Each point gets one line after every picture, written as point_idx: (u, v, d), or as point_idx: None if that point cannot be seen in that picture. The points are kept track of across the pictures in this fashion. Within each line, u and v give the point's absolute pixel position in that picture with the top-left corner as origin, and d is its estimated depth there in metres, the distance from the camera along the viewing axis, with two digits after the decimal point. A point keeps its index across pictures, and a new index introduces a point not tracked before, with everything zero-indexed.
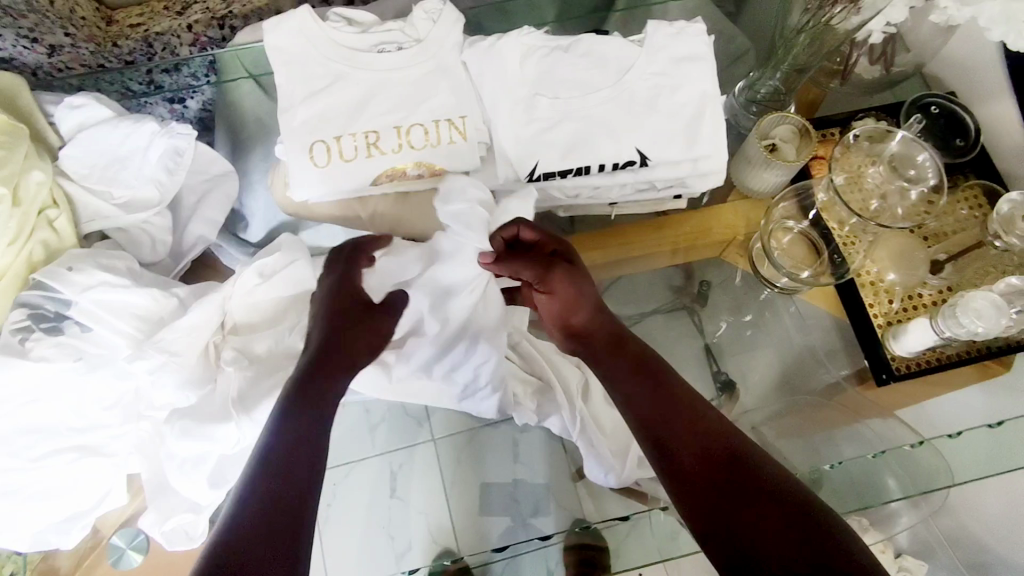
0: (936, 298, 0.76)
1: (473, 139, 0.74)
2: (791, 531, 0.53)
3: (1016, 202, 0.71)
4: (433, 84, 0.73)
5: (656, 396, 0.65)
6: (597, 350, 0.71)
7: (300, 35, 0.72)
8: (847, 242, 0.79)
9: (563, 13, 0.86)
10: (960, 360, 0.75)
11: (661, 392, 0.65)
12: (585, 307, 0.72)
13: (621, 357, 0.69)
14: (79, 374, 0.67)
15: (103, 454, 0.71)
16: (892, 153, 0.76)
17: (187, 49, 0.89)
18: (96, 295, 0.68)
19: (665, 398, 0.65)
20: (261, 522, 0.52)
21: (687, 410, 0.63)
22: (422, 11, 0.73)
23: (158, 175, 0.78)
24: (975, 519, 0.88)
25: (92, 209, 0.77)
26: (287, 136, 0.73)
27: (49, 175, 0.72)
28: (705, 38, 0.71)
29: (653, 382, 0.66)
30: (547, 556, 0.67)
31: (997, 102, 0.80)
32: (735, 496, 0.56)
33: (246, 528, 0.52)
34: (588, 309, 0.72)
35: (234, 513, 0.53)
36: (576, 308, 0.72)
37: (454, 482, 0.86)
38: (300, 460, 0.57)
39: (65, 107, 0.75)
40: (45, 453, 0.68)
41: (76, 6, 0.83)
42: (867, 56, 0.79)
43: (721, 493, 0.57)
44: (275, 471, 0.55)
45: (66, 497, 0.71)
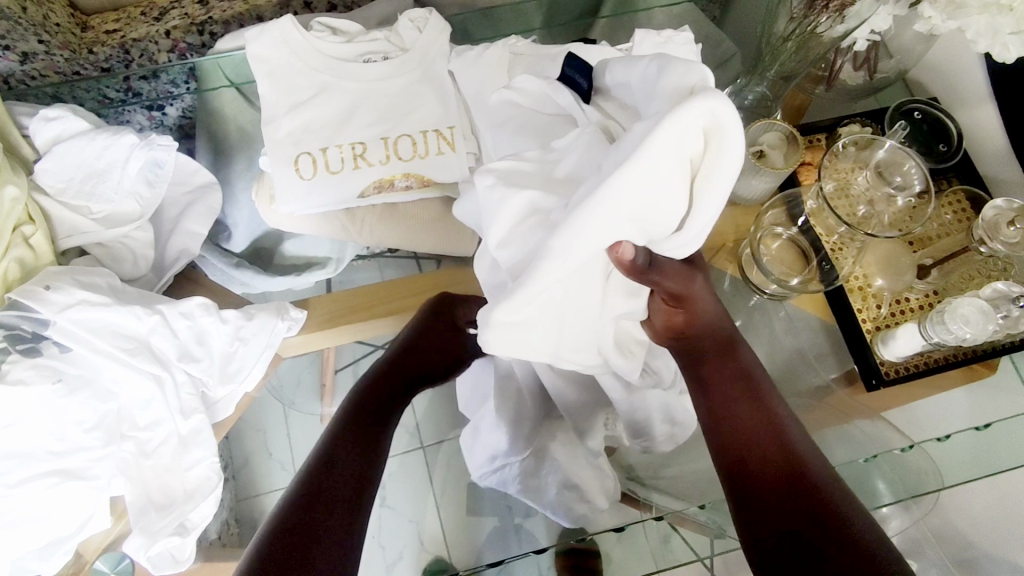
0: (923, 302, 0.77)
1: (461, 148, 0.72)
2: (807, 540, 0.53)
3: (1001, 208, 0.72)
4: (421, 93, 0.73)
5: (742, 406, 0.64)
6: (704, 357, 0.67)
7: (283, 45, 0.71)
8: (835, 249, 0.79)
9: (551, 20, 0.85)
10: (947, 364, 0.76)
11: (754, 405, 0.63)
12: (709, 315, 0.65)
13: (727, 371, 0.66)
14: (57, 397, 0.64)
15: (85, 479, 0.67)
16: (880, 160, 0.76)
17: (166, 55, 0.88)
18: (75, 315, 0.65)
19: (742, 411, 0.63)
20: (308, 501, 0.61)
21: (768, 421, 0.62)
22: (408, 19, 0.72)
23: (139, 188, 0.76)
24: (961, 515, 0.90)
25: (69, 224, 0.74)
26: (272, 148, 0.72)
27: (23, 190, 0.70)
28: (693, 48, 0.72)
29: (751, 395, 0.64)
30: (538, 561, 0.67)
31: (977, 108, 0.81)
32: (784, 498, 0.56)
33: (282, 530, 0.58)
34: (704, 313, 0.65)
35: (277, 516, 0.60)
36: (693, 312, 0.64)
37: (443, 490, 0.88)
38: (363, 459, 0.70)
39: (41, 119, 0.73)
40: (21, 480, 0.64)
41: (50, 13, 0.80)
42: (850, 64, 0.80)
43: (763, 496, 0.57)
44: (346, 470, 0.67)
45: (46, 526, 0.67)
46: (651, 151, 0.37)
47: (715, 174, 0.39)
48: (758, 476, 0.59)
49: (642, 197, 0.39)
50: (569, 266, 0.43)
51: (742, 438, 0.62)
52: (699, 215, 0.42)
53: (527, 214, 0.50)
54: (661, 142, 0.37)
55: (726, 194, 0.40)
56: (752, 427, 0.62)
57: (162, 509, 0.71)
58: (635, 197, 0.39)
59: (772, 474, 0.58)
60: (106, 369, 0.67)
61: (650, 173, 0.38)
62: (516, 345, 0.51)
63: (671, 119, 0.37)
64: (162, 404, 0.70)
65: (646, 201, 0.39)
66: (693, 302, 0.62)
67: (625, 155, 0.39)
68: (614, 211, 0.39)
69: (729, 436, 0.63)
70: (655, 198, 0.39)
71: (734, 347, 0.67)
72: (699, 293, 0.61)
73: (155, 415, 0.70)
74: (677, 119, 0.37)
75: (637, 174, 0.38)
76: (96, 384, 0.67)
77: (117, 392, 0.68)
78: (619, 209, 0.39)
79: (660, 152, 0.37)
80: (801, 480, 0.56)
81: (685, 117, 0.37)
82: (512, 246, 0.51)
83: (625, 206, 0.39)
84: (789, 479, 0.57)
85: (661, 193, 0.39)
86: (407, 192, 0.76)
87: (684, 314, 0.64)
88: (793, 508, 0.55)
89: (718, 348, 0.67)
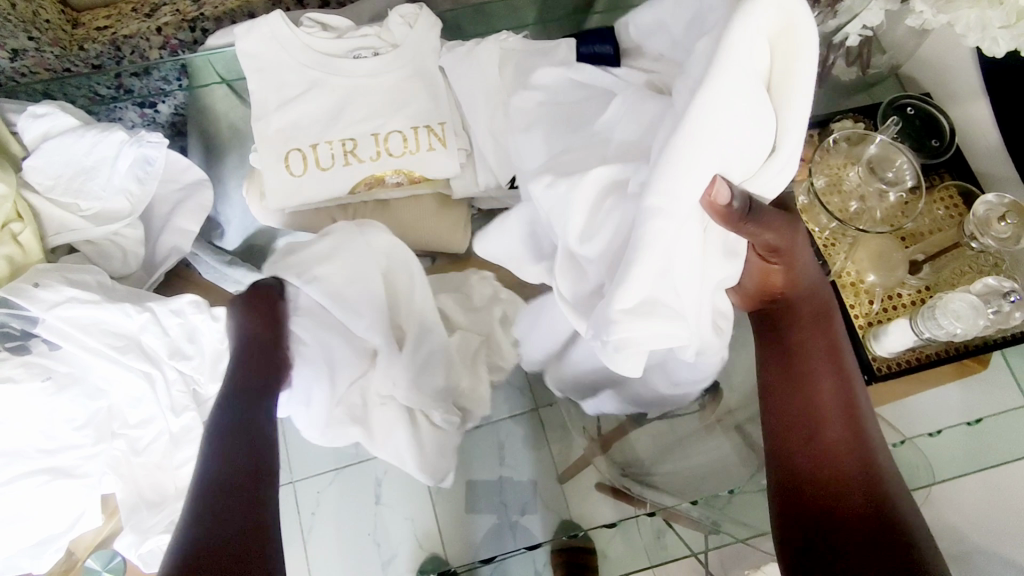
0: (915, 298, 0.77)
1: (452, 146, 0.73)
2: (887, 554, 0.52)
3: (992, 203, 0.72)
4: (413, 89, 0.73)
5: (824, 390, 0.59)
6: (795, 324, 0.60)
7: (272, 40, 0.70)
8: (826, 244, 0.79)
9: (544, 16, 0.85)
10: (939, 359, 0.76)
11: (839, 384, 0.59)
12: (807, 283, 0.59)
13: (819, 342, 0.60)
14: (47, 395, 0.64)
15: (76, 477, 0.68)
16: (872, 155, 0.76)
17: (157, 52, 0.88)
18: (63, 312, 0.64)
19: (828, 392, 0.59)
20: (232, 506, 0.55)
21: (845, 418, 0.58)
22: (398, 15, 0.71)
23: (129, 185, 0.76)
24: (955, 512, 0.90)
25: (58, 222, 0.74)
26: (262, 144, 0.72)
27: (12, 187, 0.70)
28: None
29: (839, 381, 0.59)
30: (534, 559, 0.67)
31: (971, 103, 0.81)
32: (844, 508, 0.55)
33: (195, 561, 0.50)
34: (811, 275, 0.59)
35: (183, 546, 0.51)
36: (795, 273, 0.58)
37: (439, 486, 0.84)
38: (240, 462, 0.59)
39: (29, 115, 0.73)
40: (13, 476, 0.65)
41: (40, 9, 0.78)
42: (844, 59, 0.78)
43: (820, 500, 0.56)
44: (239, 478, 0.58)
45: (38, 522, 0.68)
46: (729, 59, 0.39)
47: (793, 85, 0.42)
48: (838, 473, 0.57)
49: (730, 110, 0.40)
50: (677, 219, 0.42)
51: (811, 431, 0.59)
52: (788, 136, 0.43)
53: (605, 195, 0.51)
54: (745, 45, 0.39)
55: (810, 99, 0.42)
56: (827, 422, 0.58)
57: (154, 507, 0.71)
58: (721, 114, 0.40)
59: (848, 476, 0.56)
60: (95, 367, 0.67)
61: (739, 82, 0.39)
62: (650, 336, 0.45)
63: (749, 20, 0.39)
64: (154, 402, 0.69)
65: (735, 120, 0.40)
66: (789, 263, 0.56)
67: (702, 78, 0.40)
68: (712, 136, 0.40)
69: (813, 421, 0.59)
70: (746, 107, 0.40)
71: (829, 313, 0.60)
72: (797, 249, 0.55)
73: (146, 413, 0.70)
74: (744, 24, 0.39)
75: (726, 87, 0.39)
76: (86, 381, 0.67)
77: (108, 390, 0.68)
78: (715, 129, 0.40)
79: (745, 56, 0.39)
80: (868, 492, 0.56)
81: (759, 15, 0.39)
82: (597, 235, 0.51)
83: (718, 127, 0.40)
84: (861, 486, 0.56)
85: (749, 114, 0.40)
86: (397, 188, 0.78)
87: (783, 274, 0.58)
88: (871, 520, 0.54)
89: (815, 314, 0.60)
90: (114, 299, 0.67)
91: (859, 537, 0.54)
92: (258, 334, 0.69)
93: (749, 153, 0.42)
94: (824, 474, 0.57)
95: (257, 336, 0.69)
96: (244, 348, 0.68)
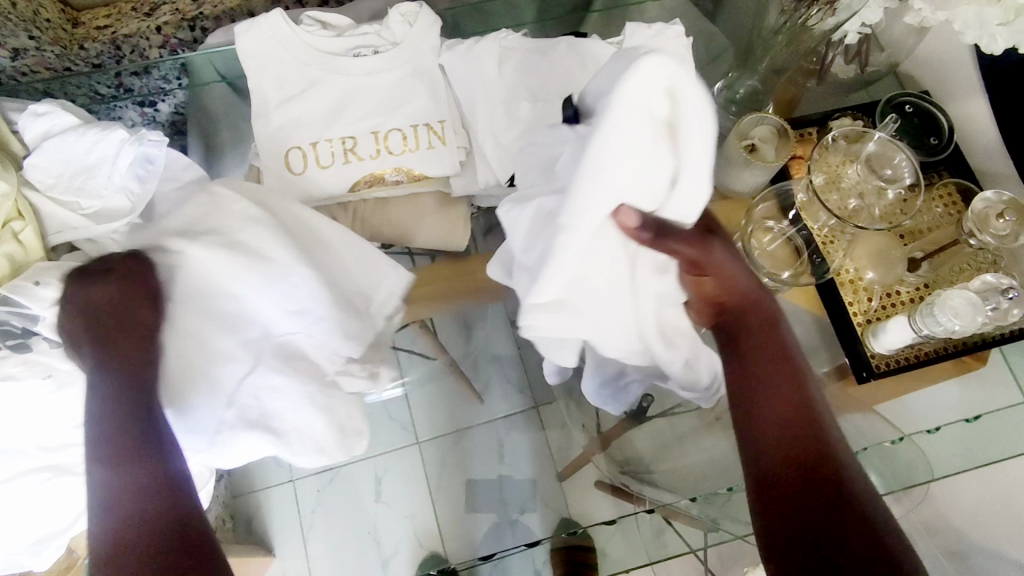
0: (914, 295, 0.77)
1: (452, 143, 0.73)
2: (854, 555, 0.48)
3: (990, 201, 0.72)
4: (412, 88, 0.73)
5: (780, 385, 0.55)
6: (742, 323, 0.57)
7: (272, 39, 0.70)
8: (826, 242, 0.79)
9: (543, 15, 0.86)
10: (938, 356, 0.76)
11: (798, 382, 0.55)
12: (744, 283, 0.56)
13: (766, 338, 0.57)
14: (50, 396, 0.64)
15: (75, 474, 0.67)
16: (869, 152, 0.77)
17: (157, 50, 0.89)
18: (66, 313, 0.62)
19: (786, 389, 0.55)
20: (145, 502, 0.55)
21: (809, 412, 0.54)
22: (398, 14, 0.72)
23: (129, 183, 0.73)
24: (952, 508, 0.91)
25: (58, 220, 0.73)
26: (264, 142, 0.72)
27: (13, 186, 0.70)
28: (683, 41, 0.71)
29: (791, 375, 0.56)
30: (534, 557, 0.67)
31: (969, 101, 0.81)
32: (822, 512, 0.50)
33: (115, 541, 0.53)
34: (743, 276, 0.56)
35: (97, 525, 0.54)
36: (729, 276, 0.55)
37: (438, 486, 0.87)
38: (135, 437, 0.57)
39: (30, 114, 0.74)
40: (14, 473, 0.65)
41: (41, 8, 0.78)
42: (842, 57, 0.80)
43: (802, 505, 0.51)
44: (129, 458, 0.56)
45: (39, 520, 0.67)
46: (620, 116, 0.41)
47: (688, 128, 0.43)
48: (806, 472, 0.52)
49: (620, 158, 0.42)
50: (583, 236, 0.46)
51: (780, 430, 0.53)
52: (686, 170, 0.45)
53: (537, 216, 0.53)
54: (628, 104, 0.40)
55: (709, 132, 0.43)
56: (791, 418, 0.54)
57: None
58: (618, 155, 0.42)
59: (813, 472, 0.52)
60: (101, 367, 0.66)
61: (625, 127, 0.41)
62: (557, 327, 0.56)
63: (631, 85, 0.40)
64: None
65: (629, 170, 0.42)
66: (717, 271, 0.55)
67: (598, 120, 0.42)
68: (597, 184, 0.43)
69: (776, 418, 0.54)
70: (639, 150, 0.42)
71: (774, 314, 0.58)
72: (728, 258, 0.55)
73: None
74: (634, 78, 0.40)
75: (618, 139, 0.42)
76: None
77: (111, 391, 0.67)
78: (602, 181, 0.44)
79: (632, 106, 0.41)
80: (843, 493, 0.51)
81: (644, 77, 0.40)
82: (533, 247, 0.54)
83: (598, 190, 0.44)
84: (836, 479, 0.51)
85: (635, 157, 0.43)
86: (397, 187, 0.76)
87: (720, 280, 0.56)
88: (836, 518, 0.49)
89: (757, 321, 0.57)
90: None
91: (830, 536, 0.49)
92: (96, 306, 0.61)
93: (651, 186, 0.45)
94: (797, 475, 0.52)
95: (119, 320, 0.60)
96: (120, 335, 0.60)
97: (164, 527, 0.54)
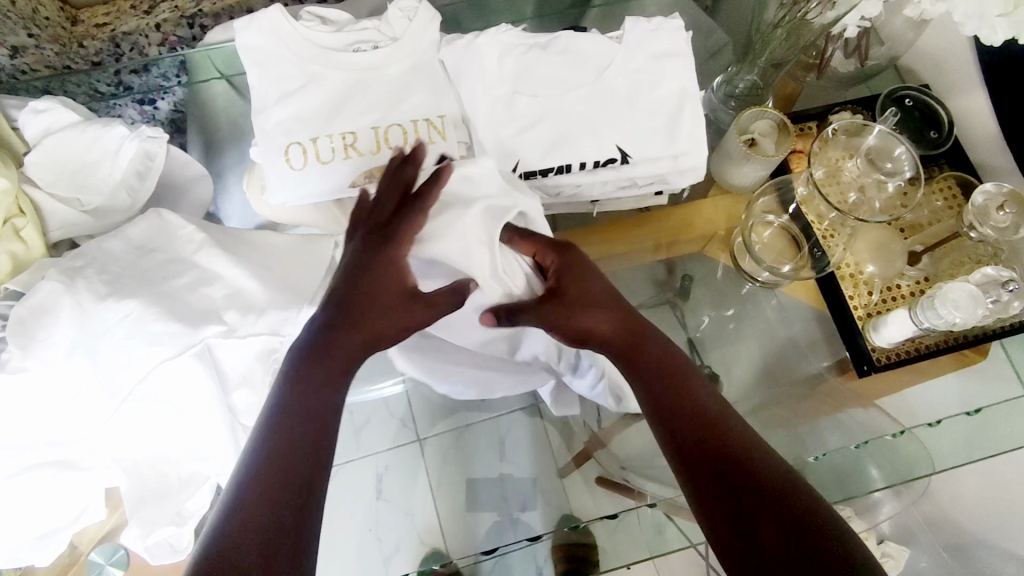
0: (914, 289, 0.77)
1: (452, 139, 0.72)
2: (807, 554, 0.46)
3: (990, 193, 0.72)
4: (411, 83, 0.72)
5: (680, 396, 0.57)
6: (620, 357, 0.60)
7: (272, 34, 0.70)
8: (826, 236, 0.79)
9: (542, 10, 0.86)
10: (938, 350, 0.76)
11: (684, 382, 0.58)
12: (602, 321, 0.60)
13: (647, 360, 0.59)
14: (55, 390, 0.62)
15: (79, 470, 0.67)
16: (870, 146, 0.77)
17: (156, 49, 0.89)
18: (63, 315, 0.62)
19: (682, 397, 0.57)
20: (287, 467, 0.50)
21: (714, 413, 0.56)
22: (397, 10, 0.72)
23: (130, 180, 0.75)
24: (952, 502, 0.92)
25: (60, 218, 0.74)
26: (262, 139, 0.72)
27: (14, 181, 0.69)
28: (683, 34, 0.71)
29: (681, 386, 0.58)
30: (534, 554, 0.67)
31: (968, 95, 0.81)
32: (759, 510, 0.49)
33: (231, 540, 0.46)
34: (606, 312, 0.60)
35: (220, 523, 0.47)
36: (591, 312, 0.60)
37: (441, 481, 0.85)
38: (303, 420, 0.53)
39: (29, 111, 0.73)
40: (18, 469, 0.64)
41: (40, 6, 0.79)
42: (841, 51, 0.80)
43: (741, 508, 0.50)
44: (286, 443, 0.51)
45: (40, 516, 0.67)
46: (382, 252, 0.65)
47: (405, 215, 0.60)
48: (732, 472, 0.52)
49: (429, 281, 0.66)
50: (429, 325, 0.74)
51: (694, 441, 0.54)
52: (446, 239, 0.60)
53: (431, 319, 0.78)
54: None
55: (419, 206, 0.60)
56: (698, 424, 0.55)
57: (159, 500, 0.68)
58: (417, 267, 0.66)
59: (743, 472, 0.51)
60: (118, 363, 0.62)
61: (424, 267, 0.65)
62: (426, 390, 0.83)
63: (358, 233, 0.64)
64: (181, 405, 0.66)
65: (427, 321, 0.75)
66: (578, 323, 0.60)
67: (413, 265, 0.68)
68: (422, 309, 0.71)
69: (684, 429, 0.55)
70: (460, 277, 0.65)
71: (642, 325, 0.61)
72: (576, 306, 0.60)
73: None
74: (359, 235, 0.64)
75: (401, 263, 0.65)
76: None
77: (127, 389, 0.63)
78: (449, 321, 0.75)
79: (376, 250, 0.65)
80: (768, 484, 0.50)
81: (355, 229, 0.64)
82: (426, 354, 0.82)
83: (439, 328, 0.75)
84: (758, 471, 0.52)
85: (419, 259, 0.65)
86: None
87: (586, 328, 0.60)
88: (782, 519, 0.48)
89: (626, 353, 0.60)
90: (137, 292, 0.64)
91: (780, 539, 0.48)
92: (381, 292, 0.58)
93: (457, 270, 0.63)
94: (723, 478, 0.52)
95: (390, 301, 0.58)
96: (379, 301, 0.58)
97: (277, 520, 0.47)
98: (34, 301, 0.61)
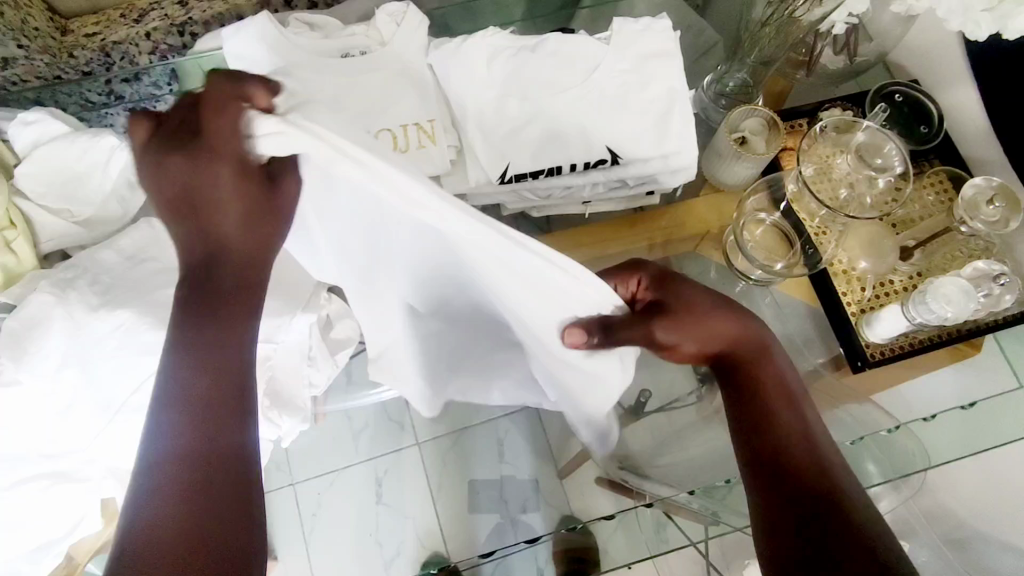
0: (907, 284, 0.77)
1: (442, 143, 0.71)
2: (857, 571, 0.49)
3: (980, 186, 0.72)
4: (400, 87, 0.72)
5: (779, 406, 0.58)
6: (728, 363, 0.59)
7: (259, 41, 0.70)
8: (817, 233, 0.80)
9: (531, 12, 0.86)
10: (933, 344, 0.76)
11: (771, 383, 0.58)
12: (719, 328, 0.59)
13: (755, 371, 0.59)
14: (49, 402, 0.62)
15: (75, 481, 0.66)
16: (860, 142, 0.76)
17: (147, 57, 0.88)
18: (54, 327, 0.62)
19: (786, 413, 0.57)
20: (200, 449, 0.46)
21: (816, 437, 0.56)
22: (385, 15, 0.72)
23: (121, 190, 0.75)
24: (949, 494, 0.93)
25: (51, 229, 0.73)
26: None
27: None
28: (672, 35, 0.72)
29: (788, 401, 0.58)
30: (536, 556, 0.67)
31: (958, 88, 0.81)
32: (823, 529, 0.51)
33: (166, 537, 0.44)
34: (720, 323, 0.59)
35: (141, 519, 0.44)
36: (701, 320, 0.58)
37: (441, 485, 0.85)
38: (218, 408, 0.47)
39: (18, 123, 0.73)
40: (13, 482, 0.64)
41: (29, 16, 0.79)
42: (830, 48, 0.80)
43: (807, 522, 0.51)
44: (205, 435, 0.46)
45: (34, 528, 0.66)
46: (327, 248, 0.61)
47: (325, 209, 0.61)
48: (797, 476, 0.54)
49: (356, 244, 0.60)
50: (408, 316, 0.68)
51: (788, 452, 0.55)
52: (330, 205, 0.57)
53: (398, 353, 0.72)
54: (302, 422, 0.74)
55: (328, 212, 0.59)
56: (790, 439, 0.56)
57: None
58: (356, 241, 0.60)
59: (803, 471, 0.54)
60: (112, 372, 0.63)
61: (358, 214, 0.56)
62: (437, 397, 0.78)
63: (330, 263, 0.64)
64: None
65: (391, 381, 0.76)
66: (684, 334, 0.58)
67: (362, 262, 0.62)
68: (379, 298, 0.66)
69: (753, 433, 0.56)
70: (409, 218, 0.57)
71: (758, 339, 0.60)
72: (688, 316, 0.58)
73: None
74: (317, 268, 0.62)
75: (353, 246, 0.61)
76: None
77: (123, 399, 0.63)
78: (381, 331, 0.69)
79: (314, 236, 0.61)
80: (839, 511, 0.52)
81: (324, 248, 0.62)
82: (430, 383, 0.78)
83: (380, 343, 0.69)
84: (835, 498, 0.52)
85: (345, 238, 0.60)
86: None
87: (690, 346, 0.59)
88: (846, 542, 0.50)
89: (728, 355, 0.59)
90: (129, 302, 0.64)
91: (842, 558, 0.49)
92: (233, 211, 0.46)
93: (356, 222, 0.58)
94: (800, 493, 0.53)
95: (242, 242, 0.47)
96: (238, 253, 0.48)
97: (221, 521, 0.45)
98: (26, 315, 0.62)
